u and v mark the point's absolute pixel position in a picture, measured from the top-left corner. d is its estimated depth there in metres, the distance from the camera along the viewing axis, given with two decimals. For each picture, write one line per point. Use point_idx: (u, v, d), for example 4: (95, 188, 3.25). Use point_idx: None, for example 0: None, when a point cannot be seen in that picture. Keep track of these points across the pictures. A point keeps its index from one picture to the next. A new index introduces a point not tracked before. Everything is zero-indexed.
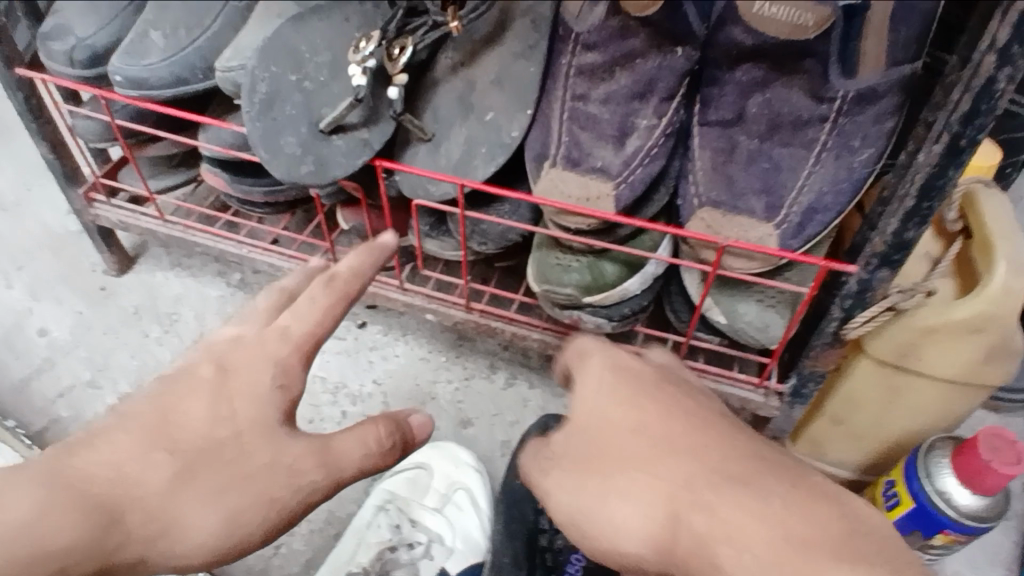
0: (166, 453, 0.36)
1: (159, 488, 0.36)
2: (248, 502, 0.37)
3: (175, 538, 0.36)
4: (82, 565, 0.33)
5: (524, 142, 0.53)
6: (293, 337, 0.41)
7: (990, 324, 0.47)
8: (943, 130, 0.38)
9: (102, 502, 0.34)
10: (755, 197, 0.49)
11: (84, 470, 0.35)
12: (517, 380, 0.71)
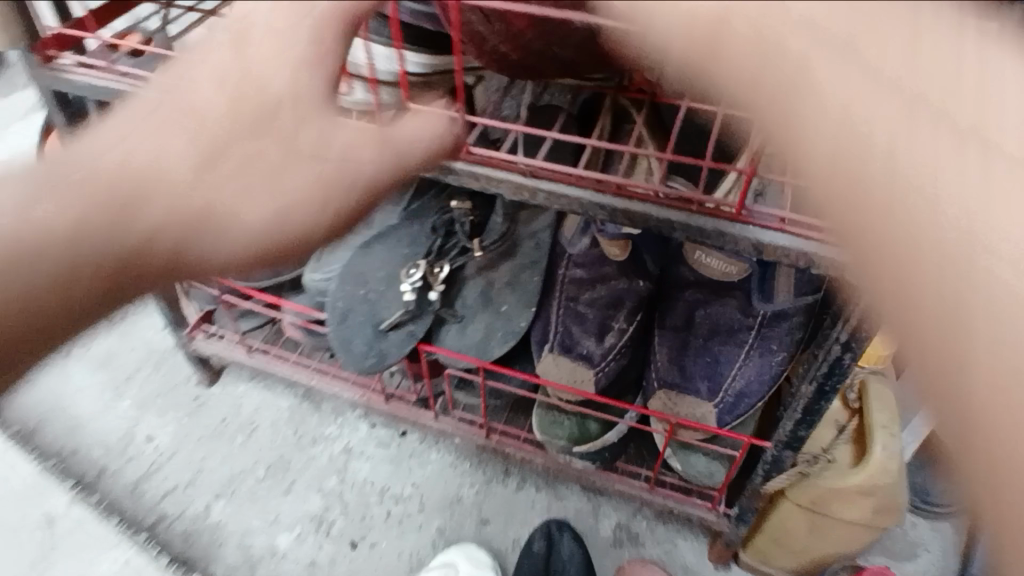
0: (185, 124, 0.36)
1: (183, 173, 0.36)
2: (304, 188, 0.39)
3: (219, 223, 0.38)
4: (123, 244, 0.36)
5: (530, 330, 0.74)
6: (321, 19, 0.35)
7: (874, 490, 0.64)
8: (813, 379, 0.56)
9: (121, 182, 0.36)
10: (702, 382, 0.68)
11: (82, 160, 0.36)
12: (527, 484, 0.89)
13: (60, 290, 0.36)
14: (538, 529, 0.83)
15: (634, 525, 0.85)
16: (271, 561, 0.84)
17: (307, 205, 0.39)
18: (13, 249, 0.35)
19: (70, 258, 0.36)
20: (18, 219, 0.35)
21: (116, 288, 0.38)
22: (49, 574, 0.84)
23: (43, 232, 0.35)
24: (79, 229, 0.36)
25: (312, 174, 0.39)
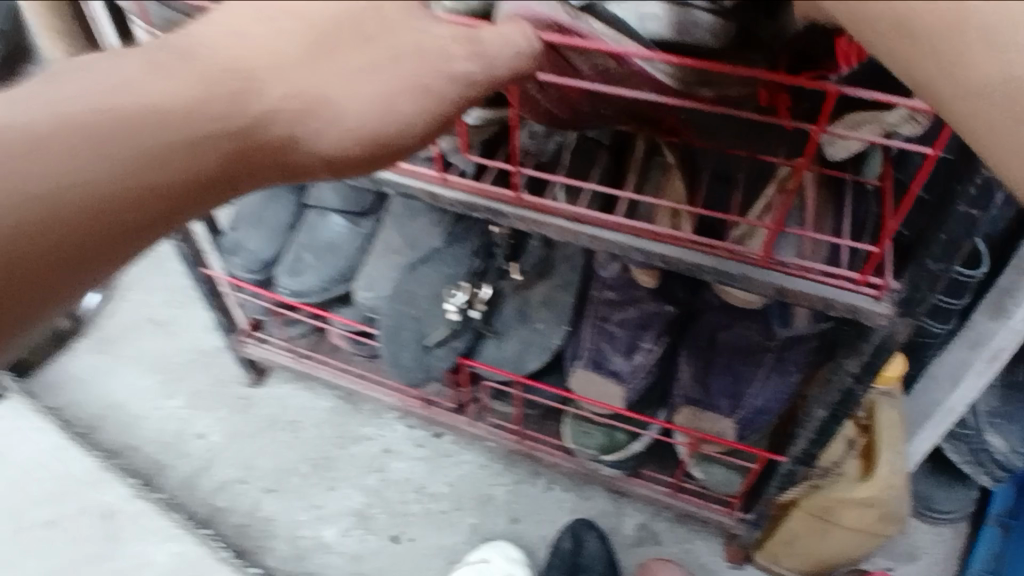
0: (291, 17, 0.38)
1: (287, 53, 0.37)
2: (397, 83, 0.38)
3: (320, 110, 0.38)
4: (238, 117, 0.37)
5: (562, 346, 0.79)
6: None
7: (876, 502, 0.70)
8: (827, 405, 0.62)
9: (230, 68, 0.37)
10: (722, 399, 0.73)
11: (199, 49, 0.38)
12: (554, 485, 0.95)
13: (170, 170, 0.37)
14: (565, 528, 0.89)
15: (655, 525, 0.91)
16: (319, 553, 0.91)
17: (407, 95, 0.38)
18: (113, 117, 0.36)
19: (189, 124, 0.37)
20: (138, 91, 0.36)
21: (226, 172, 0.38)
22: (112, 564, 0.90)
23: (166, 103, 0.36)
24: (200, 99, 0.37)
25: (410, 61, 0.38)
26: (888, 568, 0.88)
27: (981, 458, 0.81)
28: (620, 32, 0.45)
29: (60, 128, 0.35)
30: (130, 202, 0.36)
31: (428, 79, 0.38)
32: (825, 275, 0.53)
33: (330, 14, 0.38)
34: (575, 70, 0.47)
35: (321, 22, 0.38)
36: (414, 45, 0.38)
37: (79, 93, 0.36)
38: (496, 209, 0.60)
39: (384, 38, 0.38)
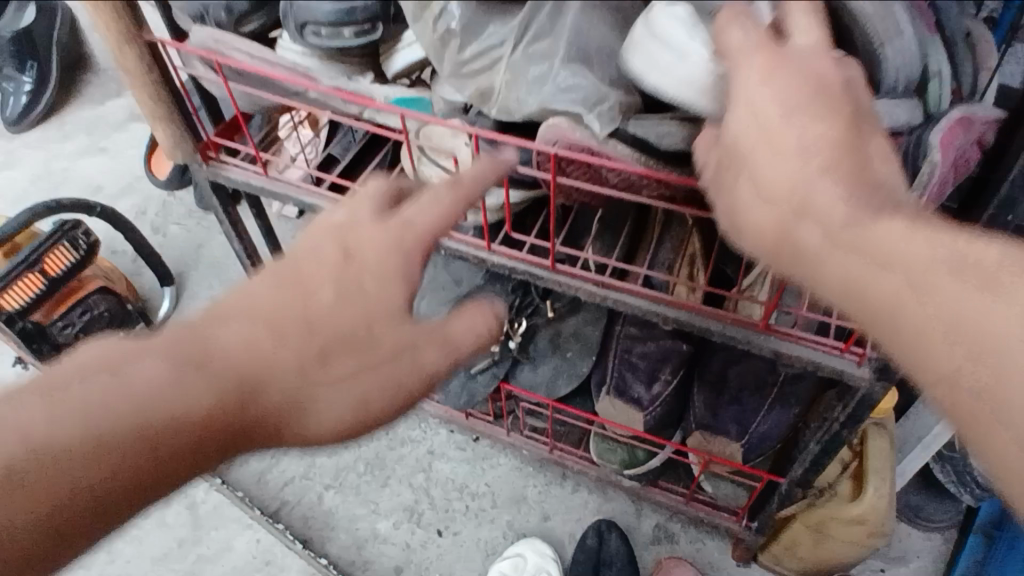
0: (306, 310, 0.48)
1: (291, 359, 0.46)
2: (380, 383, 0.48)
3: (308, 408, 0.47)
4: (239, 418, 0.45)
5: (590, 373, 0.89)
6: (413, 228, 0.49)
7: (865, 519, 0.79)
8: (819, 440, 0.71)
9: (241, 373, 0.45)
10: (732, 424, 0.82)
11: (219, 355, 0.46)
12: (580, 487, 1.06)
13: (173, 465, 0.44)
14: (590, 527, 1.01)
15: (671, 525, 1.02)
16: (373, 543, 1.04)
17: (379, 393, 0.48)
18: (133, 423, 0.43)
19: (195, 429, 0.44)
20: (151, 399, 0.43)
21: (220, 454, 0.46)
22: (196, 550, 1.04)
23: (178, 416, 0.43)
24: (209, 411, 0.44)
25: (389, 362, 0.48)
26: (880, 568, 0.98)
27: (965, 480, 0.90)
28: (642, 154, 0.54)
29: (77, 438, 0.42)
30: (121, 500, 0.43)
31: (396, 374, 0.48)
32: (814, 342, 0.62)
33: (333, 314, 0.48)
34: (604, 180, 0.57)
35: (323, 322, 0.47)
36: (397, 341, 0.48)
37: (99, 410, 0.42)
38: (534, 274, 0.69)
39: (369, 334, 0.48)
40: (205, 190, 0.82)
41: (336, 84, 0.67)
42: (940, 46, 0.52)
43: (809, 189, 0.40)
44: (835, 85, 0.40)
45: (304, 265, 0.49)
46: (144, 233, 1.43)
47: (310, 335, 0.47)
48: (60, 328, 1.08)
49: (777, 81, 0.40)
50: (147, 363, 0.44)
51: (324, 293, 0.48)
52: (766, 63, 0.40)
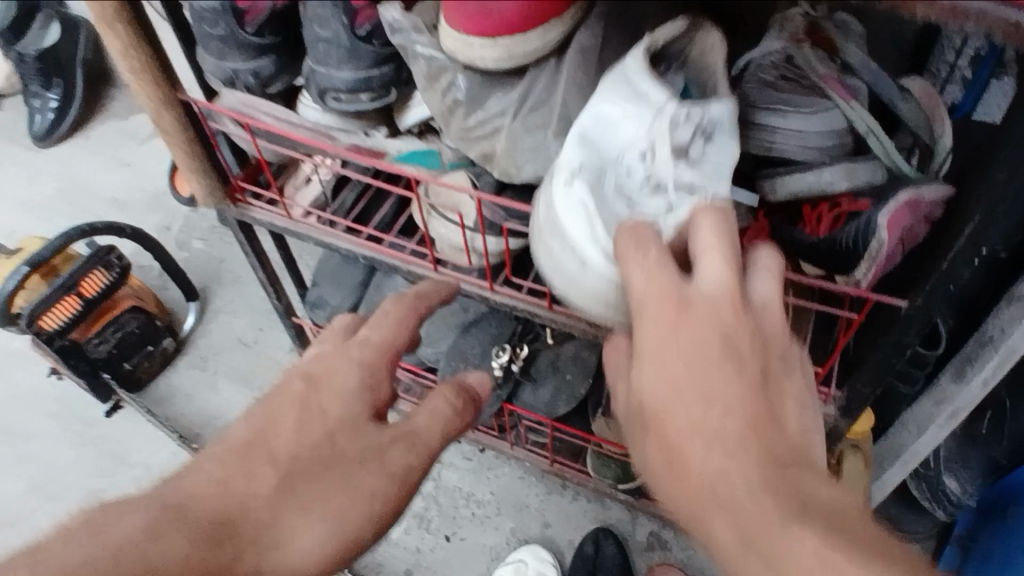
0: (295, 415, 0.56)
1: (265, 493, 0.52)
2: (347, 501, 0.54)
3: (279, 543, 0.51)
4: (220, 560, 0.48)
5: (587, 395, 0.96)
6: (372, 342, 0.60)
7: None
8: None
9: (215, 517, 0.50)
10: None
11: (193, 503, 0.50)
12: (579, 496, 1.13)
13: None
14: (588, 535, 1.08)
15: (664, 533, 1.09)
16: (386, 547, 1.11)
17: (347, 509, 0.54)
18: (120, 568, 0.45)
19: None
20: (136, 547, 0.46)
21: None
22: None
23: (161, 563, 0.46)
24: (191, 556, 0.47)
25: (354, 476, 0.55)
26: None
27: (939, 497, 0.96)
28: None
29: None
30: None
31: (358, 488, 0.55)
32: None
33: (295, 442, 0.55)
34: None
35: (287, 454, 0.54)
36: (360, 451, 0.56)
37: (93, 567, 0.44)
38: (533, 312, 0.76)
39: (335, 451, 0.55)
40: (230, 227, 0.89)
41: (352, 142, 0.75)
42: (861, 108, 0.61)
43: (715, 482, 0.44)
44: (736, 334, 0.46)
45: (270, 411, 0.56)
46: (168, 248, 1.50)
47: (283, 464, 0.53)
48: (94, 344, 1.15)
49: (682, 340, 0.45)
50: (129, 516, 0.48)
51: (290, 424, 0.55)
52: (671, 319, 0.46)
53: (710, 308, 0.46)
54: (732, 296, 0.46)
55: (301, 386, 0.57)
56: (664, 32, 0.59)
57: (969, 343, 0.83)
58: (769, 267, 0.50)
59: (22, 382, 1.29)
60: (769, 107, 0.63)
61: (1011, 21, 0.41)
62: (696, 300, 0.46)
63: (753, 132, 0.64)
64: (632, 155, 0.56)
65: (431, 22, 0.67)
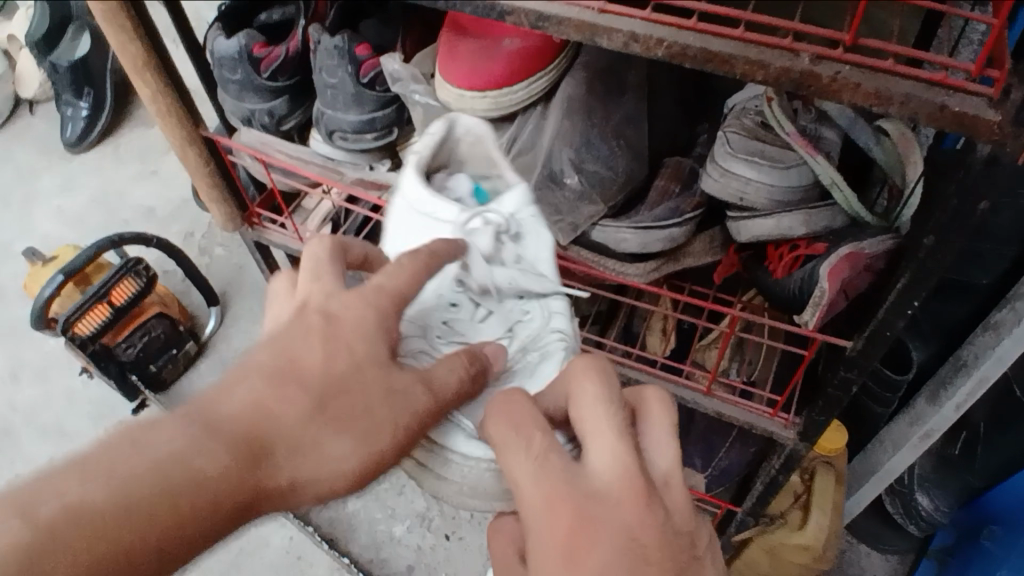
0: (318, 345, 0.47)
1: (295, 420, 0.45)
2: (377, 431, 0.46)
3: (308, 465, 0.45)
4: (250, 483, 0.44)
5: None
6: (386, 293, 0.48)
7: (810, 546, 0.92)
8: (763, 482, 0.84)
9: (249, 437, 0.44)
10: (697, 458, 0.95)
11: (222, 418, 0.45)
12: None
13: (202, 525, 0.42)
14: None
15: None
16: (390, 544, 1.18)
17: (377, 439, 0.46)
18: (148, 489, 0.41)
19: (209, 496, 0.42)
20: (162, 468, 0.42)
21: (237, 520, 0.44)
22: (237, 544, 1.18)
23: (203, 475, 0.42)
24: (225, 474, 0.43)
25: (384, 418, 0.46)
26: None
27: (911, 512, 1.01)
28: (601, 257, 0.71)
29: (111, 502, 0.41)
30: (138, 568, 0.41)
31: (377, 429, 0.46)
32: (748, 405, 0.75)
33: (319, 375, 0.46)
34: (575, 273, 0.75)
35: (319, 382, 0.46)
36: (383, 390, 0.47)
37: (126, 482, 0.41)
38: None
39: (357, 390, 0.46)
40: (248, 248, 0.96)
41: (358, 175, 0.80)
42: (825, 159, 0.65)
43: None
44: (642, 536, 0.42)
45: (291, 342, 0.47)
46: (191, 254, 1.58)
47: (308, 389, 0.46)
48: (123, 348, 1.23)
49: (585, 560, 0.41)
50: (164, 432, 0.43)
51: (313, 357, 0.46)
52: (566, 528, 0.42)
53: (604, 494, 0.43)
54: (626, 482, 0.43)
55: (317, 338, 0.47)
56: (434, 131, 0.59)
57: (945, 366, 0.86)
58: (662, 422, 0.47)
59: (59, 383, 1.38)
60: (745, 157, 0.68)
61: (937, 104, 0.42)
62: (584, 482, 0.43)
63: (728, 181, 0.69)
64: (448, 284, 0.57)
65: (429, 71, 0.73)
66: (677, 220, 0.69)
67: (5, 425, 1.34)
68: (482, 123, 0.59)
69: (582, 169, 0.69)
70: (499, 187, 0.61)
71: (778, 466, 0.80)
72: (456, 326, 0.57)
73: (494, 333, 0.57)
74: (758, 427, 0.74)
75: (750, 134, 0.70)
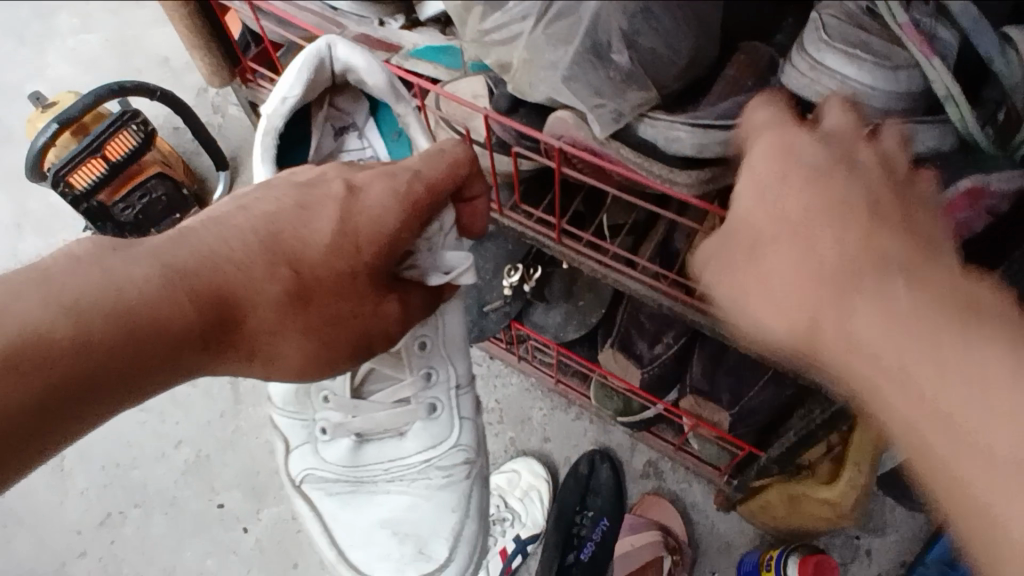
0: (332, 228, 0.53)
1: (270, 297, 0.52)
2: (344, 332, 0.56)
3: (261, 346, 0.55)
4: (222, 338, 0.52)
5: (598, 324, 0.92)
6: (422, 179, 0.55)
7: (837, 502, 0.84)
8: (795, 431, 0.75)
9: (229, 301, 0.51)
10: (725, 394, 0.84)
11: (209, 267, 0.50)
12: (583, 416, 1.11)
13: (157, 369, 0.49)
14: (584, 456, 1.08)
15: (661, 464, 1.08)
16: None
17: (317, 339, 0.56)
18: (126, 313, 0.47)
19: (177, 344, 0.49)
20: (140, 303, 0.47)
21: (181, 371, 0.51)
22: (236, 421, 1.14)
23: (170, 325, 0.48)
24: (193, 331, 0.50)
25: (350, 335, 0.57)
26: (855, 535, 1.07)
27: None
28: (645, 158, 0.58)
29: (69, 338, 0.45)
30: (74, 405, 0.46)
31: (354, 326, 0.57)
32: None
33: (321, 254, 0.53)
34: (610, 177, 0.63)
35: (310, 268, 0.53)
36: (357, 310, 0.56)
37: (99, 311, 0.46)
38: (541, 242, 0.73)
39: (336, 289, 0.54)
40: (244, 109, 0.87)
41: (362, 32, 0.69)
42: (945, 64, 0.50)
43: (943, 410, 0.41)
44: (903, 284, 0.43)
45: (300, 205, 0.54)
46: (204, 113, 1.46)
47: (294, 275, 0.53)
48: (120, 209, 1.15)
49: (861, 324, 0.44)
50: (136, 269, 0.48)
51: (322, 240, 0.53)
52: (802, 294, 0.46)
53: (836, 252, 0.45)
54: (867, 254, 0.44)
55: (330, 220, 0.54)
56: (374, 87, 0.63)
57: None
58: (840, 109, 0.50)
59: (63, 238, 1.32)
60: (843, 48, 0.53)
61: None
62: (867, 168, 0.47)
63: (818, 76, 0.53)
64: (322, 422, 0.75)
65: None
66: None
67: None
68: (357, 50, 0.62)
69: (635, 45, 0.53)
70: (440, 220, 0.60)
71: (824, 416, 0.71)
72: (353, 450, 0.76)
73: (377, 467, 0.76)
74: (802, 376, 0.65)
75: (853, 21, 0.54)
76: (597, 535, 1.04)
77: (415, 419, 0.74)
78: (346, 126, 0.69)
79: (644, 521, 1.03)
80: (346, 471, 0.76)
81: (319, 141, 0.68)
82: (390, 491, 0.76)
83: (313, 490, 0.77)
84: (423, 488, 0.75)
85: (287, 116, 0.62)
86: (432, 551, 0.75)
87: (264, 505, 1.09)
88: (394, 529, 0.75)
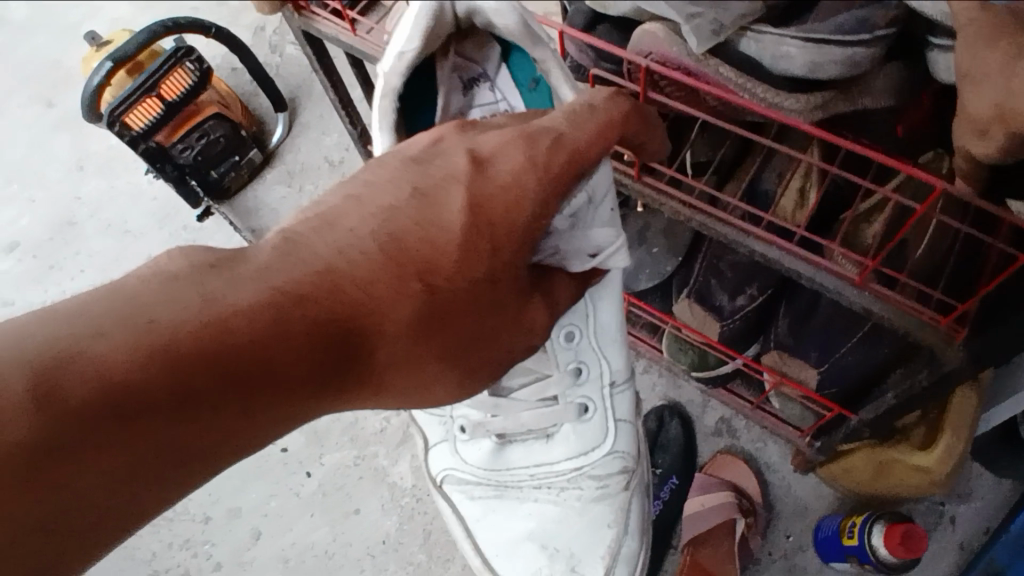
0: (456, 224, 0.43)
1: (400, 326, 0.43)
2: (481, 356, 0.47)
3: (390, 383, 0.46)
4: (344, 371, 0.43)
5: (674, 273, 0.85)
6: (567, 145, 0.46)
7: (932, 469, 0.77)
8: (893, 392, 0.67)
9: (354, 330, 0.42)
10: (813, 350, 0.77)
11: (328, 295, 0.41)
12: (651, 369, 1.06)
13: (268, 414, 0.41)
14: (653, 411, 1.03)
15: (735, 422, 1.02)
16: None
17: (449, 369, 0.46)
18: (231, 358, 0.38)
19: (291, 387, 0.41)
20: (250, 344, 0.39)
21: (296, 416, 0.43)
22: None
23: (283, 366, 0.40)
24: (310, 370, 0.41)
25: (485, 358, 0.47)
26: (940, 501, 0.98)
27: None
28: (745, 76, 0.51)
29: (169, 391, 0.37)
30: (171, 460, 0.39)
31: (490, 349, 0.47)
32: (906, 303, 0.57)
33: (453, 262, 0.43)
34: (701, 100, 0.56)
35: (445, 283, 0.43)
36: (495, 328, 0.46)
37: (199, 354, 0.37)
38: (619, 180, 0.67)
39: (471, 299, 0.44)
40: (298, 40, 0.82)
41: None
42: None
43: None
44: None
45: (375, 168, 0.45)
46: (262, 53, 1.42)
47: (428, 292, 0.43)
48: (180, 151, 1.14)
49: None
50: (245, 296, 0.39)
51: (451, 238, 0.43)
52: None
53: None
54: None
55: (461, 210, 0.43)
56: (504, 30, 0.53)
57: None
58: None
59: (125, 180, 1.32)
60: None
61: None
62: None
63: None
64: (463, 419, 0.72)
65: None
66: (873, 31, 0.46)
67: (73, 219, 1.31)
68: None
69: None
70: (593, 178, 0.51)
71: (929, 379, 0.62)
72: (493, 452, 0.72)
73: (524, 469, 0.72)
74: (907, 328, 0.57)
75: None
76: (666, 493, 0.99)
77: (564, 419, 0.69)
78: (476, 77, 0.60)
79: (717, 481, 0.98)
80: (487, 475, 0.73)
81: (447, 99, 0.59)
82: (537, 498, 0.72)
83: (454, 490, 0.75)
84: (579, 500, 0.71)
85: (406, 73, 0.55)
86: (585, 566, 0.71)
87: (324, 448, 1.09)
88: (541, 544, 0.72)
